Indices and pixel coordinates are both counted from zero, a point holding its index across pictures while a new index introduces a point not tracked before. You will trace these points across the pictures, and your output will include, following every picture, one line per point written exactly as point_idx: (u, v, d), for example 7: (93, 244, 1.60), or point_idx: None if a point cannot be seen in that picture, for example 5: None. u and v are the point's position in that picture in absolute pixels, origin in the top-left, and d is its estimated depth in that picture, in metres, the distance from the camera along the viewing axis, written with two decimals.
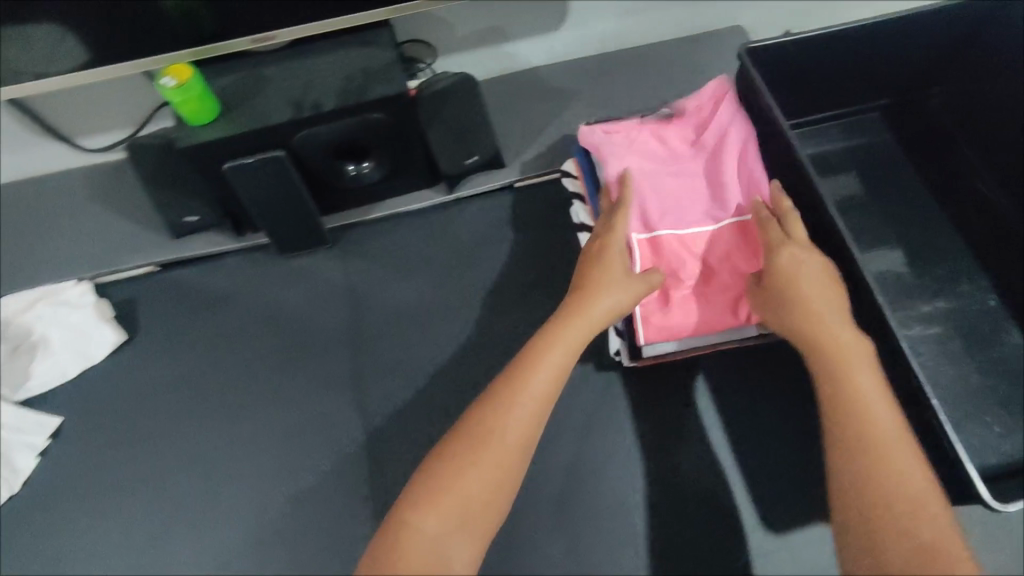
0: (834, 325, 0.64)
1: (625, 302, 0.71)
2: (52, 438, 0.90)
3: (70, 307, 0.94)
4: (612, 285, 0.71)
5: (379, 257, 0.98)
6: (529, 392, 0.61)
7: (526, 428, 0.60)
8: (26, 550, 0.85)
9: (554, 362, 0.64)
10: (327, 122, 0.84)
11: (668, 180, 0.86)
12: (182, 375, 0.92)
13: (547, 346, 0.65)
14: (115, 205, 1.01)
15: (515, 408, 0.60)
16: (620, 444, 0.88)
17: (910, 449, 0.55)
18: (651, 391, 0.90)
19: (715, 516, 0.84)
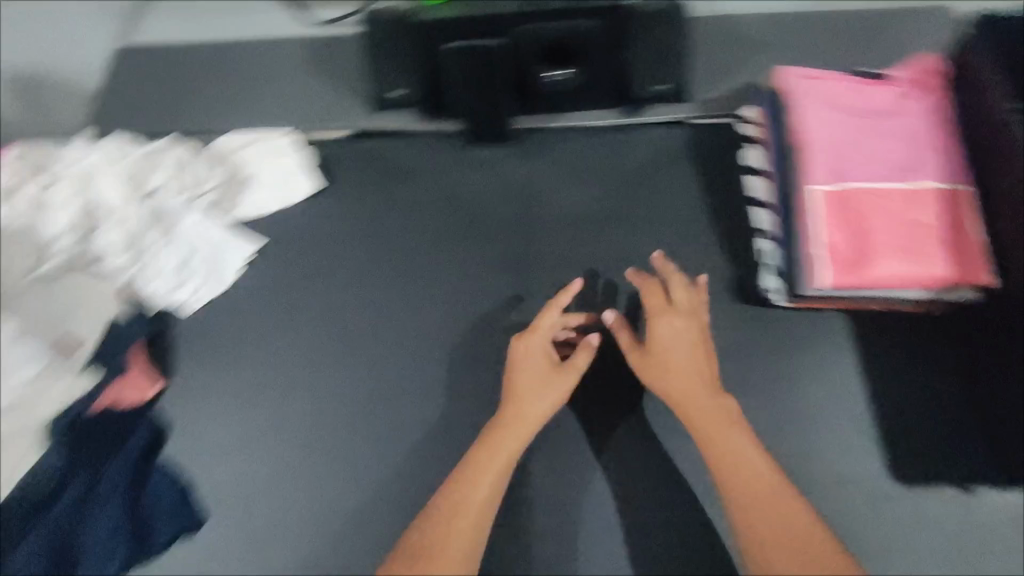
0: (707, 401, 0.81)
1: (549, 404, 0.84)
2: (253, 256, 1.01)
3: (285, 150, 1.05)
4: (540, 390, 0.84)
5: (557, 163, 1.05)
6: (469, 504, 0.78)
7: (486, 500, 0.79)
8: (220, 345, 0.96)
9: (488, 475, 0.80)
10: (549, 20, 0.93)
11: (864, 137, 0.88)
12: (366, 232, 1.01)
13: (486, 458, 0.81)
14: (329, 74, 1.11)
15: (460, 516, 0.77)
16: (762, 374, 0.89)
17: (801, 518, 0.74)
18: (808, 337, 0.90)
19: (848, 463, 0.85)
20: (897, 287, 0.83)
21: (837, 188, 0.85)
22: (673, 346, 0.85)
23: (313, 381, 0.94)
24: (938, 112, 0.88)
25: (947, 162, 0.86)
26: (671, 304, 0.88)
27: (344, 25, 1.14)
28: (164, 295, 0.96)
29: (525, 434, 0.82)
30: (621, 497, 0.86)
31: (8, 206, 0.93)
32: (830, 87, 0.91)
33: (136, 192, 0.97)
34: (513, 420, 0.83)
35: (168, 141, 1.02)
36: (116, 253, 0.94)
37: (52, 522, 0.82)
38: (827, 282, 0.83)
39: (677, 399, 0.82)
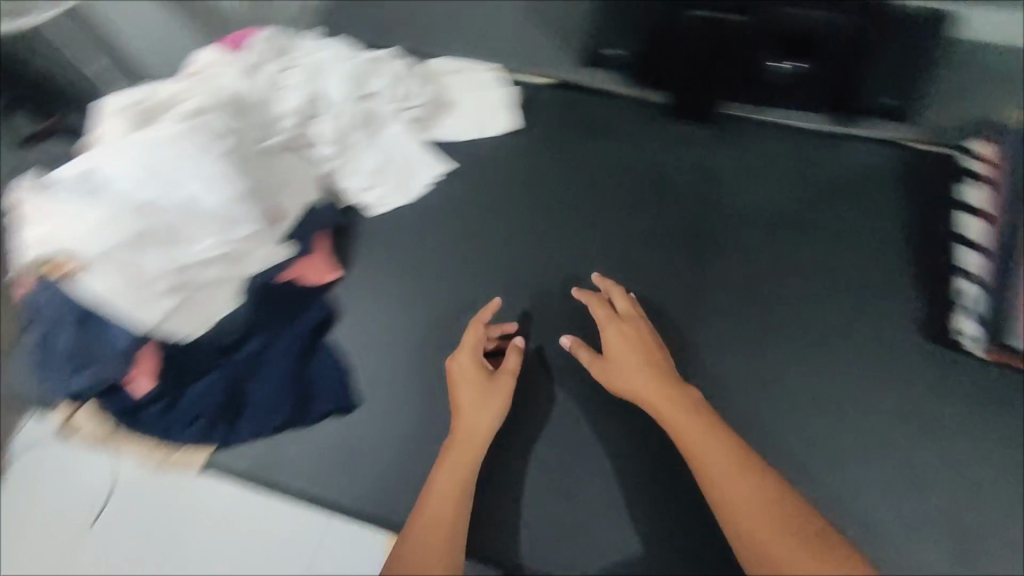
0: (680, 400, 0.76)
1: (496, 410, 0.84)
2: (442, 177, 1.05)
3: (490, 87, 1.09)
4: (484, 399, 0.84)
5: (753, 159, 1.01)
6: (436, 511, 0.74)
7: (458, 496, 0.76)
8: (393, 251, 1.00)
9: (448, 483, 0.77)
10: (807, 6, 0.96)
11: None
12: (550, 183, 1.04)
13: (444, 470, 0.78)
14: (543, 22, 1.13)
15: (430, 520, 0.72)
16: (928, 409, 0.88)
17: (790, 512, 0.65)
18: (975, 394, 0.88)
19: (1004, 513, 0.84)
20: None
21: None
22: (629, 349, 0.83)
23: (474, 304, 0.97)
24: None
25: None
26: (623, 316, 0.88)
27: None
28: (358, 193, 1.01)
29: (478, 445, 0.81)
30: None
31: (248, 78, 0.95)
32: None
33: (357, 91, 1.01)
34: (465, 432, 0.82)
35: (390, 52, 1.07)
36: (328, 143, 0.98)
37: (229, 368, 0.89)
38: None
39: (647, 402, 0.79)
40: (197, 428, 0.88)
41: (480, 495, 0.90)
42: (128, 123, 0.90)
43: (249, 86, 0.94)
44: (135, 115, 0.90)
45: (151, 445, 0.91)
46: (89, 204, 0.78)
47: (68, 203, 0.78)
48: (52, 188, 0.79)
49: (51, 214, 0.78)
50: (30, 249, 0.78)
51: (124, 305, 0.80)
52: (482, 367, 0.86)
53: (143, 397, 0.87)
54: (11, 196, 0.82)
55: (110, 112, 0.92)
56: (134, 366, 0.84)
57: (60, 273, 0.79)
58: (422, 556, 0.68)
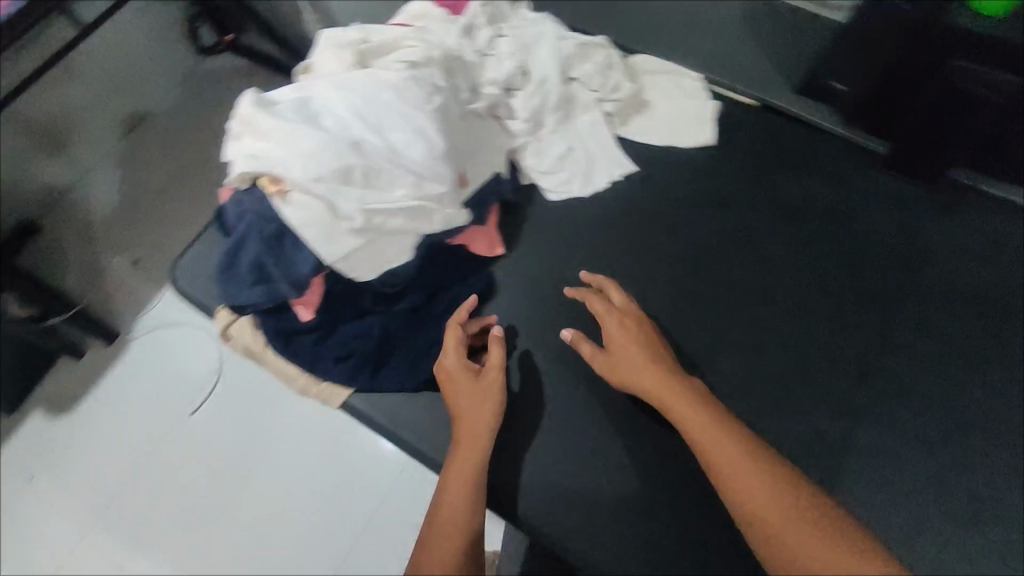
0: (686, 396, 0.75)
1: (492, 403, 0.84)
2: (623, 176, 1.02)
3: (692, 94, 1.05)
4: (475, 401, 0.84)
5: (968, 236, 0.94)
6: (451, 510, 0.77)
7: (474, 479, 0.79)
8: (560, 240, 0.99)
9: (455, 484, 0.79)
10: None
11: None
12: (736, 206, 0.99)
13: (451, 472, 0.80)
14: (761, 44, 1.09)
15: (447, 520, 0.76)
16: None
17: (805, 505, 0.66)
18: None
19: None
20: None
21: None
22: (631, 342, 0.82)
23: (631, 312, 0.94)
24: None
25: None
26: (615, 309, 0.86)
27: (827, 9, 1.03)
28: (538, 173, 1.00)
29: (487, 431, 0.83)
30: None
31: (465, 40, 0.96)
32: None
33: (562, 73, 1.00)
34: (465, 433, 0.82)
35: (603, 39, 1.04)
36: (524, 118, 0.98)
37: (384, 317, 0.91)
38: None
39: (650, 393, 0.78)
40: (345, 365, 0.90)
41: (594, 512, 0.85)
42: (346, 62, 0.92)
43: (463, 48, 0.96)
44: (353, 55, 0.92)
45: (297, 371, 0.93)
46: (306, 130, 0.81)
47: (289, 126, 0.81)
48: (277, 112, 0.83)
49: (270, 133, 0.82)
50: (244, 163, 0.82)
51: (310, 236, 0.81)
52: (463, 369, 0.86)
53: (304, 323, 0.90)
54: (236, 111, 0.86)
55: (330, 48, 0.95)
56: (302, 295, 0.87)
57: (267, 191, 0.82)
58: (443, 546, 0.74)
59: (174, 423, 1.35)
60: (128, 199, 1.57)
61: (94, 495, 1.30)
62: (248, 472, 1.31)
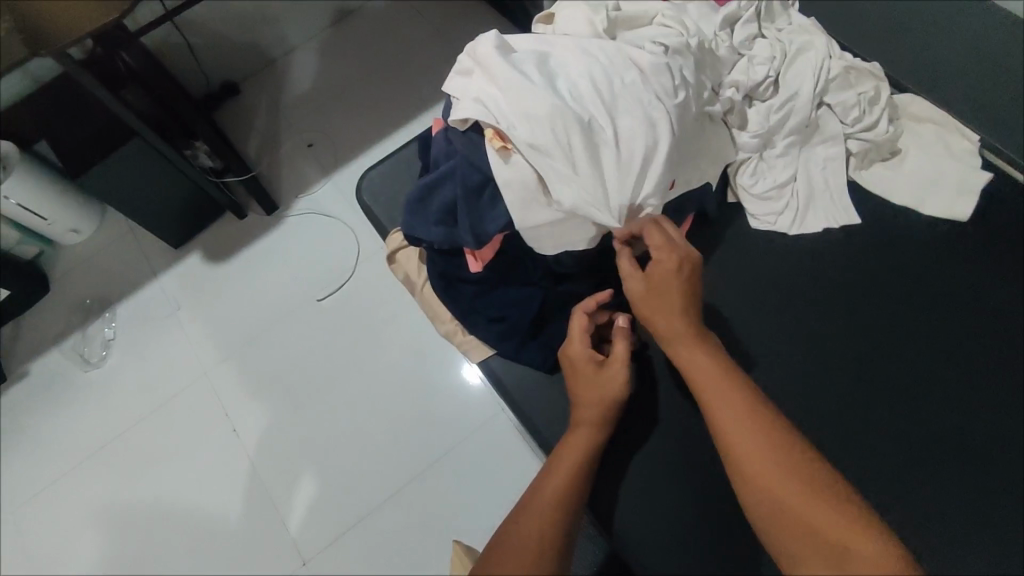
0: (698, 350, 0.74)
1: (610, 397, 0.81)
2: (843, 227, 0.91)
3: (959, 157, 0.90)
4: (595, 391, 0.81)
5: None
6: (547, 489, 0.76)
7: (574, 469, 0.78)
8: (749, 270, 0.90)
9: (559, 468, 0.78)
10: None
11: None
12: (965, 297, 0.85)
13: (558, 458, 0.80)
14: None
15: (540, 496, 0.75)
16: None
17: (818, 487, 0.59)
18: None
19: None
20: None
21: None
22: (670, 278, 0.77)
23: (804, 371, 0.84)
24: None
25: None
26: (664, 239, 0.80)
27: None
28: (750, 194, 0.91)
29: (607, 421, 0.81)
30: None
31: (720, 35, 0.89)
32: None
33: (817, 94, 0.90)
34: (578, 422, 0.81)
35: (877, 67, 0.91)
36: (756, 132, 0.90)
37: (545, 292, 0.89)
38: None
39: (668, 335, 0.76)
40: (495, 328, 0.89)
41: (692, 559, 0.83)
42: (594, 27, 0.87)
43: (718, 41, 0.89)
44: (604, 20, 0.88)
45: (448, 315, 0.94)
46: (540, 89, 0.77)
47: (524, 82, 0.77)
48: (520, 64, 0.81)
49: (502, 79, 0.78)
50: (467, 103, 0.80)
51: (508, 197, 0.80)
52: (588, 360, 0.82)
53: (470, 275, 0.89)
54: (472, 46, 0.83)
55: (580, 6, 0.91)
56: (478, 248, 0.85)
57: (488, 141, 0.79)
58: (545, 514, 0.72)
59: (306, 309, 1.44)
60: (322, 87, 1.64)
61: (229, 347, 1.43)
62: (359, 377, 1.37)
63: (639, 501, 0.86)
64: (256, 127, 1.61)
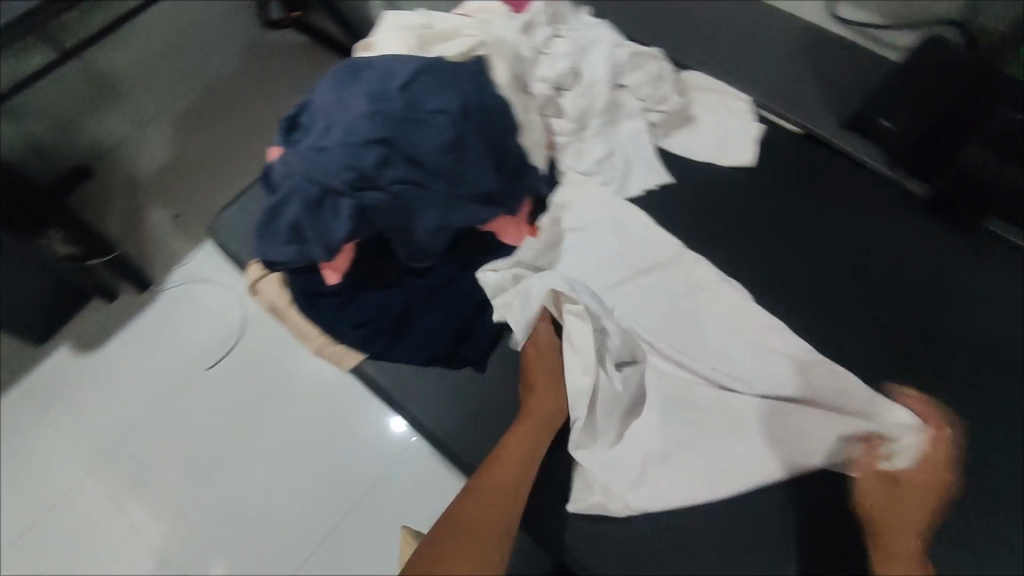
0: (902, 515, 0.78)
1: (558, 399, 0.88)
2: (659, 185, 1.03)
3: (738, 115, 1.06)
4: (548, 390, 0.88)
5: (1007, 284, 0.92)
6: (497, 484, 0.79)
7: (526, 461, 0.82)
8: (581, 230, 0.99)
9: (509, 460, 0.81)
10: None
11: None
12: (766, 226, 0.98)
13: (507, 448, 0.83)
14: (814, 68, 1.08)
15: (492, 488, 0.78)
16: None
17: None
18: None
19: None
20: None
21: None
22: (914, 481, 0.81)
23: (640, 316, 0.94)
24: None
25: None
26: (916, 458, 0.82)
27: (889, 49, 1.08)
28: (576, 172, 1.02)
29: (551, 420, 0.86)
30: None
31: (520, 38, 1.00)
32: None
33: (611, 79, 1.03)
34: (530, 416, 0.86)
35: (657, 51, 1.06)
36: (570, 118, 1.01)
37: (406, 289, 0.93)
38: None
39: (872, 504, 0.80)
40: (361, 332, 0.92)
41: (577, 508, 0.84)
42: (407, 44, 0.96)
43: (519, 44, 1.00)
44: (414, 37, 0.97)
45: (316, 331, 0.95)
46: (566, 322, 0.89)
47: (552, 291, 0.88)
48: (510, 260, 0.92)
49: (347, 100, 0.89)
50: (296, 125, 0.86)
51: (345, 210, 0.85)
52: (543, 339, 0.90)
53: (328, 287, 0.93)
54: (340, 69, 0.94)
55: (390, 28, 0.98)
56: (332, 260, 0.90)
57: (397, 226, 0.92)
58: (498, 512, 0.76)
59: (198, 376, 1.33)
60: (180, 154, 1.58)
61: (105, 435, 1.29)
62: (262, 431, 1.27)
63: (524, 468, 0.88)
64: (115, 207, 1.53)
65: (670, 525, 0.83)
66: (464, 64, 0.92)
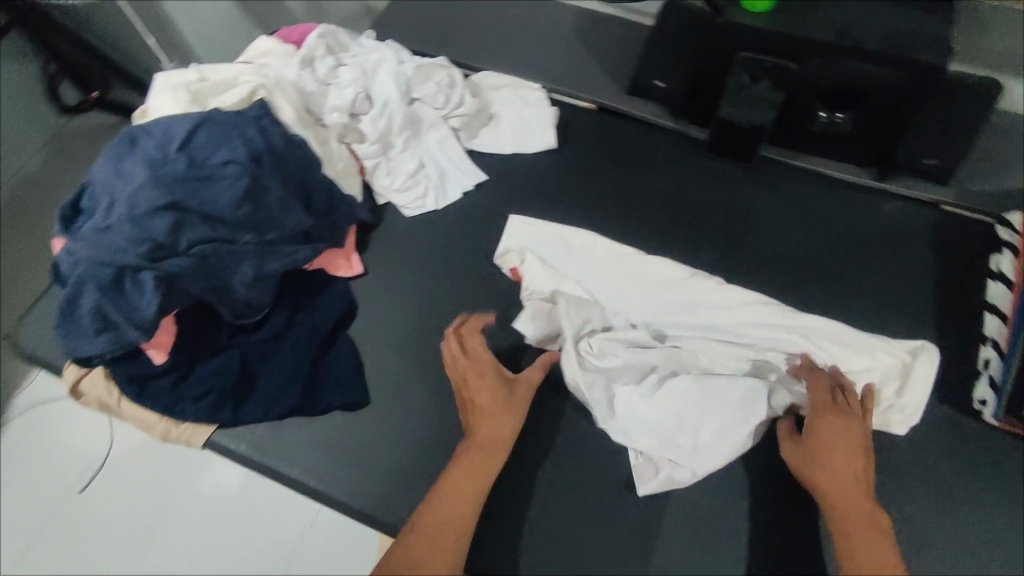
0: (847, 475, 0.74)
1: (510, 420, 0.81)
2: (475, 185, 1.07)
3: (534, 102, 1.11)
4: (499, 407, 0.81)
5: (790, 200, 1.03)
6: (454, 514, 0.73)
7: (477, 485, 0.76)
8: (413, 249, 1.03)
9: (464, 484, 0.76)
10: (868, 63, 0.89)
11: None
12: (581, 199, 1.04)
13: (463, 470, 0.77)
14: (590, 48, 1.16)
15: (447, 520, 0.72)
16: (931, 460, 0.85)
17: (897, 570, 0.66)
18: (1007, 462, 0.85)
19: (988, 563, 0.80)
20: None
21: None
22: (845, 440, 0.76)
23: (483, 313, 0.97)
24: None
25: None
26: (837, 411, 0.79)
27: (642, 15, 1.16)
28: (392, 192, 1.04)
29: (502, 439, 0.80)
30: (759, 522, 0.84)
31: (301, 73, 0.99)
32: None
33: (404, 94, 1.04)
34: (482, 438, 0.79)
35: (442, 59, 1.09)
36: (372, 139, 1.02)
37: (241, 347, 0.91)
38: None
39: (830, 468, 0.75)
40: (204, 403, 0.88)
41: None
42: (178, 102, 0.90)
43: (301, 79, 0.99)
44: (187, 95, 0.91)
45: (156, 417, 0.89)
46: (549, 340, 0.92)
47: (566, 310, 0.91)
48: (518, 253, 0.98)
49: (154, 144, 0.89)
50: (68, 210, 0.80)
51: (147, 292, 0.80)
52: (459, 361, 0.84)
53: (155, 367, 0.86)
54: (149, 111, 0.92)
55: (160, 85, 0.92)
56: (154, 337, 0.85)
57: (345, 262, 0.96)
58: (448, 545, 0.70)
59: (69, 508, 1.16)
60: None
61: None
62: (156, 541, 1.12)
63: (399, 493, 0.86)
64: None
65: (551, 501, 0.85)
66: (242, 111, 0.90)
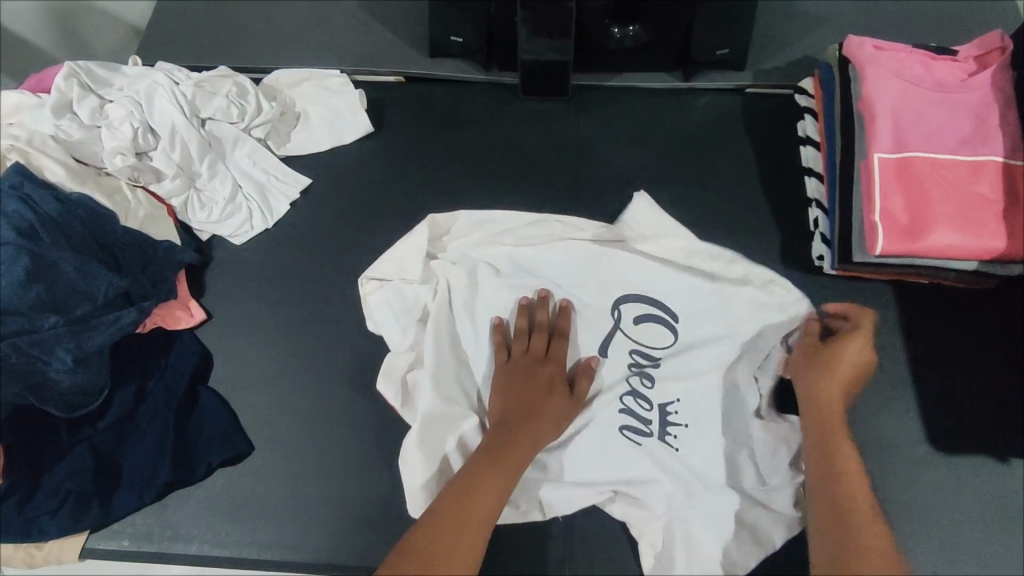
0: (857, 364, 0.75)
1: (562, 408, 0.79)
2: (302, 192, 1.00)
3: (337, 90, 1.04)
4: (546, 387, 0.80)
5: (613, 121, 1.05)
6: (484, 485, 0.68)
7: (521, 453, 0.73)
8: (254, 278, 0.95)
9: (502, 462, 0.71)
10: None
11: (918, 104, 0.86)
12: (412, 177, 1.01)
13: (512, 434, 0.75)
14: (381, 22, 1.11)
15: (483, 489, 0.68)
16: None
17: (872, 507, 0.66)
18: (857, 301, 0.92)
19: (864, 399, 0.87)
20: (925, 254, 0.82)
21: (889, 162, 0.84)
22: (851, 359, 0.75)
23: (345, 323, 0.92)
24: (978, 83, 0.86)
25: (983, 130, 0.84)
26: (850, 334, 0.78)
27: None
28: (213, 224, 0.95)
29: (555, 413, 0.78)
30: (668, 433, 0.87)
31: (62, 124, 0.88)
32: (902, 66, 0.89)
33: (192, 117, 0.94)
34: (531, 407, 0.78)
35: (225, 69, 0.99)
36: (172, 174, 0.92)
37: (91, 440, 0.81)
38: (877, 249, 0.82)
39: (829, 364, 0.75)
40: (65, 511, 0.78)
41: (382, 527, 0.80)
42: None
43: (64, 130, 0.87)
44: None
45: (12, 543, 0.79)
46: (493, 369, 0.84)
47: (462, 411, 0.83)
48: (396, 269, 0.88)
49: None
50: None
51: None
52: (502, 349, 0.84)
53: None
54: None
55: None
56: None
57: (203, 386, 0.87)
58: (462, 537, 0.63)
59: None
60: None
61: None
62: None
63: (310, 529, 0.81)
64: None
65: None
66: None
